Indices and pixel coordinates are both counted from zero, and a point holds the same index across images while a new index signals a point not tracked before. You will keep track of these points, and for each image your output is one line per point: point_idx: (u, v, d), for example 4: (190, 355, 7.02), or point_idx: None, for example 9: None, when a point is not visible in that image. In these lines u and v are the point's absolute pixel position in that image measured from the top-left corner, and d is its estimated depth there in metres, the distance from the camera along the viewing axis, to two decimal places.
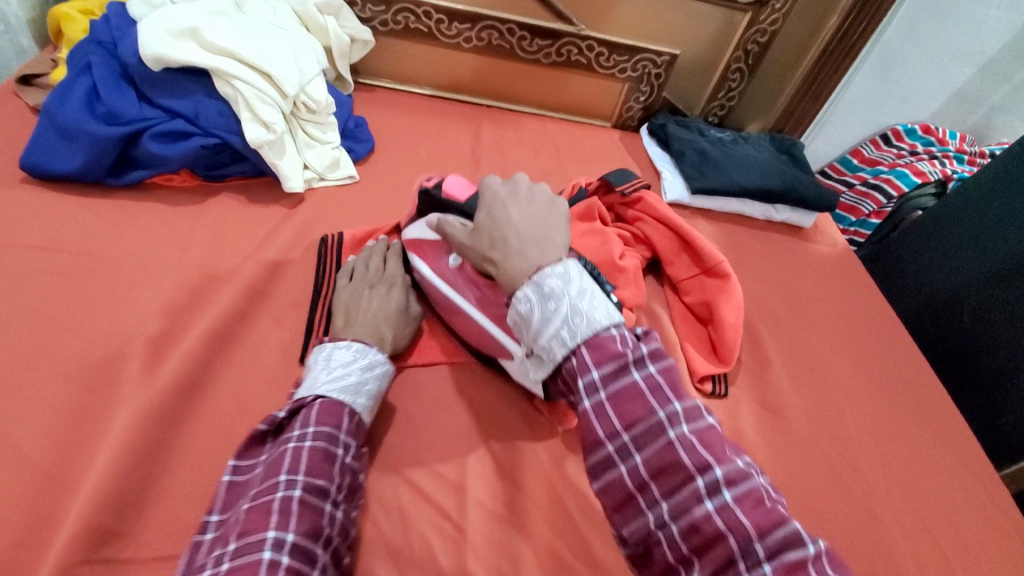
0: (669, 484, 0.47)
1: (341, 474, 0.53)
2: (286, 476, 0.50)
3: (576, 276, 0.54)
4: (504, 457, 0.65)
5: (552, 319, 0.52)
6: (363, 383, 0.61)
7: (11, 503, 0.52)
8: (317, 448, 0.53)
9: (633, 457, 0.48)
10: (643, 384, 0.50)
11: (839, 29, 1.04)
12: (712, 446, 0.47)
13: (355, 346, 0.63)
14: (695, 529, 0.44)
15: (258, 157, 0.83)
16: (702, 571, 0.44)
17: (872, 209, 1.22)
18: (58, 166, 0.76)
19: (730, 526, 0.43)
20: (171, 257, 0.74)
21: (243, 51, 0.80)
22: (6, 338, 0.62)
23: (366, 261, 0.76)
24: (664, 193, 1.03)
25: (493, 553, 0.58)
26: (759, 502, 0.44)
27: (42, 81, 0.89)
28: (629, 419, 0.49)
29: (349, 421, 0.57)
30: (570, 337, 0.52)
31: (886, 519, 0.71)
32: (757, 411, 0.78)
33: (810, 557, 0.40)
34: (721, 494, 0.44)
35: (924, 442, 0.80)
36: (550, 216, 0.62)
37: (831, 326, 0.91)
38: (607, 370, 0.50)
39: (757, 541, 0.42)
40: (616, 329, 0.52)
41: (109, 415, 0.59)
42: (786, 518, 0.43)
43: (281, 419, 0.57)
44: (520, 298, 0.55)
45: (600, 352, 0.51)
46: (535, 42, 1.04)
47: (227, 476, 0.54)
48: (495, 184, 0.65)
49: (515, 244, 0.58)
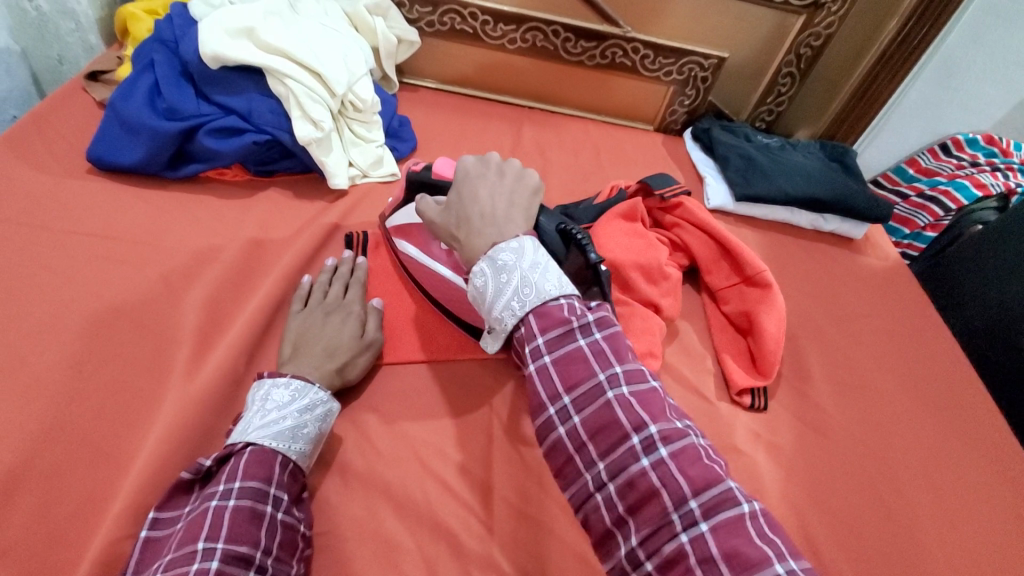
0: (606, 442, 0.47)
1: (270, 535, 0.50)
2: (203, 544, 0.46)
3: (530, 251, 0.54)
4: (532, 461, 0.65)
5: (503, 289, 0.53)
6: (301, 427, 0.57)
7: (69, 476, 0.55)
8: (242, 508, 0.49)
9: (572, 418, 0.49)
10: (587, 349, 0.50)
11: (899, 33, 0.99)
12: (650, 405, 0.48)
13: (294, 384, 0.59)
14: (631, 487, 0.45)
15: (305, 154, 0.85)
16: (639, 530, 0.44)
17: (928, 222, 1.15)
18: (121, 159, 0.80)
19: (665, 482, 0.44)
20: (220, 248, 0.77)
21: (296, 51, 0.82)
22: (69, 319, 0.66)
23: (325, 286, 0.73)
24: (706, 198, 1.01)
25: (518, 557, 0.58)
26: (695, 459, 0.45)
27: (108, 77, 0.93)
28: (571, 381, 0.49)
29: (281, 472, 0.54)
30: (519, 307, 0.52)
31: (935, 549, 0.68)
32: (797, 428, 0.76)
33: (743, 514, 0.42)
34: (657, 450, 0.46)
35: (980, 471, 0.76)
36: (519, 194, 0.61)
37: (879, 344, 0.87)
38: (553, 336, 0.51)
39: (691, 497, 0.43)
40: (565, 299, 0.53)
41: (157, 398, 0.62)
42: (721, 477, 0.44)
43: (208, 467, 0.54)
44: (476, 272, 0.55)
45: (547, 319, 0.52)
46: (580, 44, 1.04)
47: (145, 531, 0.51)
48: (466, 160, 0.63)
49: (480, 227, 0.57)
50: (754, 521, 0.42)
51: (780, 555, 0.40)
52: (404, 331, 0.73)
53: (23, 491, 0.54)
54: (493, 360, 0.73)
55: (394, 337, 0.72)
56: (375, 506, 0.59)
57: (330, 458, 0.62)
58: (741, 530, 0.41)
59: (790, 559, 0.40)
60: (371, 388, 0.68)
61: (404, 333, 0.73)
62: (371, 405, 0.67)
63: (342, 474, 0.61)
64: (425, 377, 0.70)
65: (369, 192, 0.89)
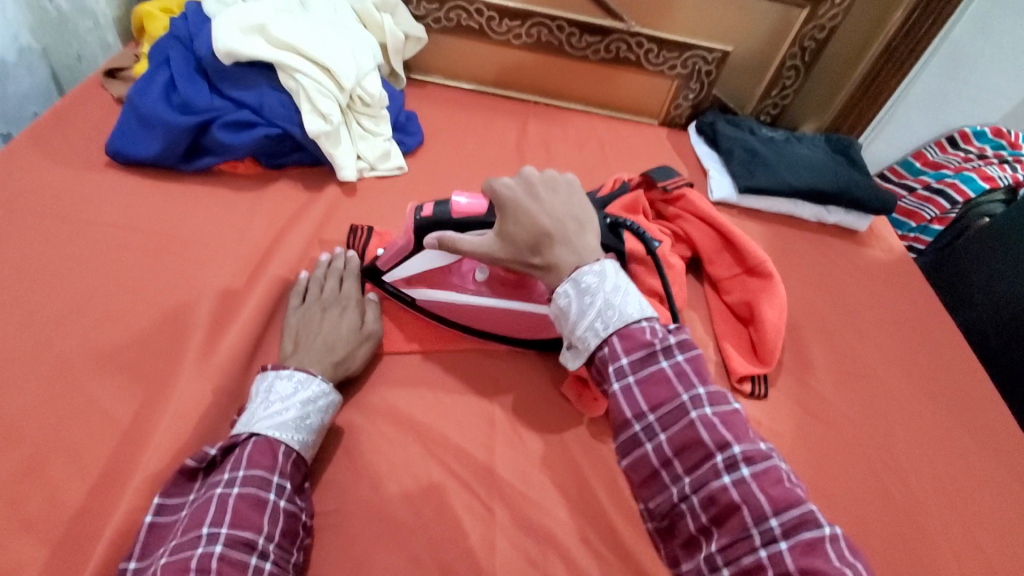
0: (691, 460, 0.49)
1: (273, 522, 0.52)
2: (208, 530, 0.49)
3: (612, 273, 0.56)
4: (532, 445, 0.66)
5: (587, 312, 0.55)
6: (303, 418, 0.58)
7: (89, 454, 0.58)
8: (245, 495, 0.51)
9: (658, 436, 0.50)
10: (670, 370, 0.52)
11: (904, 24, 0.99)
12: (734, 427, 0.49)
13: (297, 376, 0.60)
14: (713, 501, 0.47)
15: (315, 147, 0.87)
16: (719, 539, 0.46)
17: (934, 215, 1.14)
18: (138, 152, 0.83)
19: (746, 500, 0.46)
20: (233, 238, 0.79)
21: (306, 46, 0.84)
22: (89, 306, 0.69)
23: (321, 281, 0.73)
24: (710, 191, 1.01)
25: (520, 537, 0.59)
26: (778, 481, 0.46)
27: (125, 74, 0.96)
28: (654, 401, 0.51)
29: (285, 461, 0.55)
30: (603, 329, 0.54)
31: (935, 534, 0.68)
32: (798, 415, 0.76)
33: (824, 536, 0.43)
34: (740, 470, 0.47)
35: (980, 458, 0.77)
36: (574, 207, 0.63)
37: (882, 334, 0.88)
38: (636, 357, 0.52)
39: (771, 516, 0.45)
40: (647, 322, 0.54)
41: (170, 381, 0.64)
42: (803, 499, 0.45)
43: (213, 456, 0.56)
44: (560, 294, 0.57)
45: (631, 341, 0.53)
46: (584, 39, 1.05)
47: (150, 517, 0.52)
48: (509, 183, 0.62)
49: (559, 253, 0.59)
50: (834, 544, 0.43)
51: None
52: (410, 320, 0.75)
53: (47, 468, 0.56)
54: (493, 349, 0.74)
55: (398, 326, 0.74)
56: (381, 487, 0.61)
57: (333, 442, 0.64)
58: (820, 550, 0.43)
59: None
60: (378, 374, 0.70)
61: (411, 321, 0.75)
62: (375, 391, 0.68)
63: (348, 456, 0.63)
64: (431, 364, 0.72)
65: (375, 185, 0.91)
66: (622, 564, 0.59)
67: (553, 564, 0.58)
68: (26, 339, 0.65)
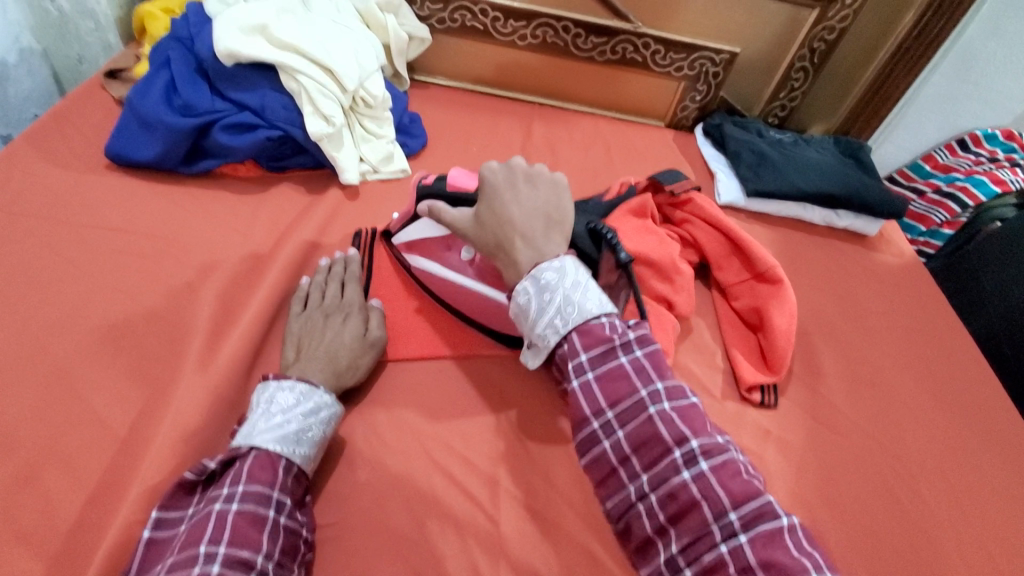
0: (649, 457, 0.51)
1: (273, 539, 0.50)
2: (205, 548, 0.47)
3: (572, 270, 0.57)
4: (537, 456, 0.65)
5: (546, 309, 0.56)
6: (305, 431, 0.57)
7: (86, 464, 0.57)
8: (244, 512, 0.50)
9: (616, 433, 0.52)
10: (628, 366, 0.54)
11: (915, 26, 0.98)
12: (691, 422, 0.51)
13: (299, 387, 0.59)
14: (671, 498, 0.49)
15: (317, 150, 0.86)
16: (679, 537, 0.48)
17: (945, 219, 1.12)
18: (138, 154, 0.82)
19: (705, 494, 0.47)
20: (234, 242, 0.78)
21: (309, 47, 0.83)
22: (88, 311, 0.67)
23: (323, 287, 0.72)
24: (717, 194, 1.00)
25: (524, 550, 0.58)
26: (735, 474, 0.48)
27: (126, 75, 0.95)
28: (614, 399, 0.53)
29: (285, 476, 0.54)
30: (562, 325, 0.55)
31: (950, 547, 0.67)
32: (808, 425, 0.75)
33: (781, 528, 0.45)
34: (698, 464, 0.49)
35: (995, 469, 0.75)
36: (552, 205, 0.63)
37: (893, 341, 0.86)
38: (596, 353, 0.54)
39: (730, 510, 0.46)
40: (606, 318, 0.56)
41: (169, 389, 0.63)
42: (760, 491, 0.47)
43: (212, 469, 0.54)
44: (519, 291, 0.57)
45: (589, 337, 0.55)
46: (590, 40, 1.04)
47: (147, 532, 0.51)
48: (495, 171, 0.63)
49: (520, 246, 0.59)
50: (792, 535, 0.45)
51: (818, 567, 0.42)
52: (413, 326, 0.74)
53: (44, 479, 0.55)
54: (498, 356, 0.73)
55: (401, 332, 0.73)
56: (382, 497, 0.60)
57: (334, 452, 0.62)
58: (779, 541, 0.44)
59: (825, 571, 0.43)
60: (381, 381, 0.69)
61: (414, 327, 0.74)
62: (377, 399, 0.67)
63: (349, 466, 0.62)
64: (435, 371, 0.71)
65: (378, 188, 0.90)
66: None
67: None
68: (24, 346, 0.64)
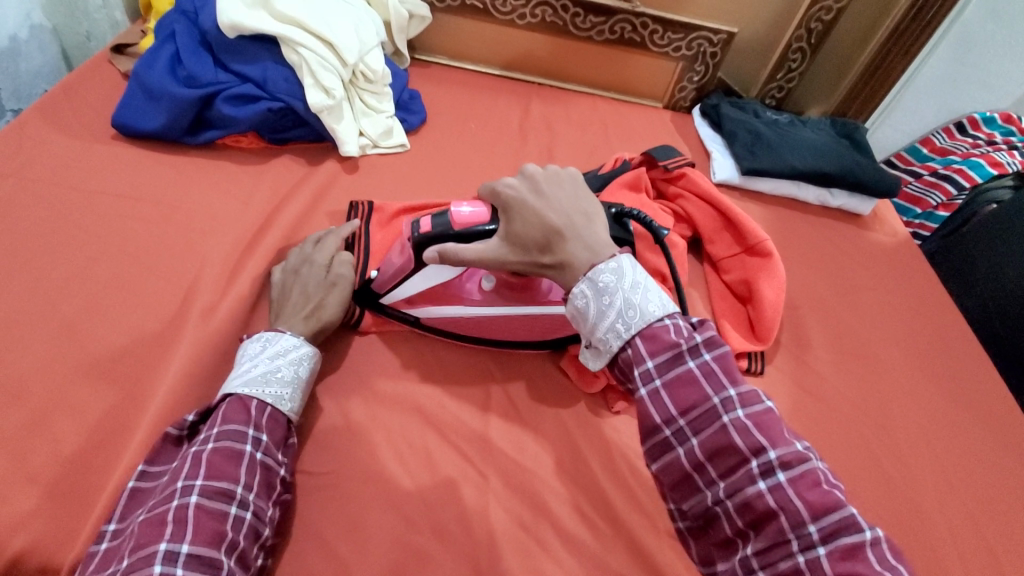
0: (724, 465, 0.46)
1: (250, 472, 0.51)
2: (183, 483, 0.49)
3: (629, 270, 0.53)
4: (527, 417, 0.67)
5: (606, 313, 0.52)
6: (274, 372, 0.58)
7: (92, 413, 0.59)
8: (220, 449, 0.51)
9: (689, 440, 0.48)
10: (698, 371, 0.48)
11: (912, 7, 0.99)
12: (769, 429, 0.46)
13: (266, 337, 0.61)
14: (748, 507, 0.45)
15: (318, 122, 0.88)
16: (755, 543, 0.45)
17: (941, 201, 1.13)
18: (144, 124, 0.84)
19: (782, 505, 0.43)
20: (236, 211, 0.80)
21: (309, 20, 0.85)
22: (95, 271, 0.70)
23: (295, 246, 0.73)
24: (712, 172, 1.01)
25: (513, 503, 0.60)
26: (815, 484, 0.44)
27: (132, 50, 0.97)
28: (684, 405, 0.48)
29: (259, 415, 0.55)
30: (625, 330, 0.51)
31: (927, 510, 0.69)
32: (795, 394, 0.76)
33: (865, 541, 0.41)
34: (776, 475, 0.44)
35: (979, 439, 0.76)
36: (581, 202, 0.60)
37: (882, 316, 0.87)
38: (662, 360, 0.49)
39: (810, 522, 0.43)
40: (671, 319, 0.51)
41: (171, 346, 0.65)
42: (843, 502, 0.43)
43: (191, 422, 0.56)
44: (576, 294, 0.54)
45: (655, 342, 0.50)
46: (588, 19, 1.05)
47: (132, 482, 0.53)
48: (511, 184, 0.62)
49: (570, 247, 0.56)
50: (875, 548, 0.41)
51: None
52: None
53: (53, 425, 0.58)
54: None
55: None
56: (377, 449, 0.62)
57: (328, 409, 0.64)
58: (860, 555, 0.41)
59: None
60: (380, 343, 0.71)
61: None
62: (372, 358, 0.69)
63: (346, 421, 0.63)
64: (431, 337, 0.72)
65: (377, 161, 0.91)
66: (614, 532, 0.60)
67: (547, 528, 0.59)
68: (35, 303, 0.66)
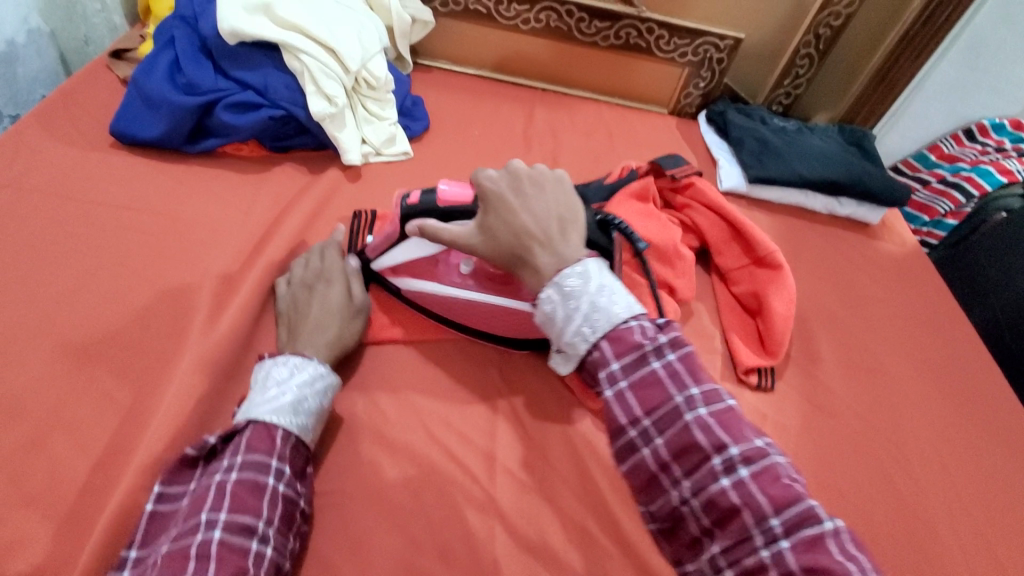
0: (688, 464, 0.44)
1: (272, 506, 0.51)
2: (207, 516, 0.48)
3: (596, 273, 0.51)
4: (532, 435, 0.65)
5: (573, 317, 0.50)
6: (302, 401, 0.56)
7: (90, 433, 0.58)
8: (244, 480, 0.50)
9: (653, 441, 0.45)
10: (662, 371, 0.46)
11: (923, 13, 0.98)
12: (731, 426, 0.44)
13: (292, 360, 0.59)
14: (713, 504, 0.43)
15: (320, 130, 0.87)
16: (720, 543, 0.43)
17: (949, 209, 1.11)
18: (143, 133, 0.82)
19: (746, 502, 0.41)
20: (237, 221, 0.78)
21: (311, 27, 0.83)
22: (93, 285, 0.68)
23: (303, 261, 0.72)
24: (719, 180, 0.99)
25: (520, 525, 0.59)
26: (778, 478, 0.42)
27: (131, 56, 0.96)
28: (648, 406, 0.46)
29: (283, 445, 0.54)
30: (591, 333, 0.49)
31: (941, 529, 0.67)
32: (805, 409, 0.75)
33: (829, 533, 0.40)
34: (739, 471, 0.43)
35: (991, 455, 0.75)
36: (562, 204, 0.58)
37: (892, 329, 0.86)
38: (627, 360, 0.47)
39: (774, 517, 0.41)
40: (636, 321, 0.49)
41: (171, 363, 0.63)
42: (804, 495, 0.41)
43: (212, 444, 0.55)
44: (543, 299, 0.52)
45: (620, 343, 0.48)
46: (593, 24, 1.03)
47: (151, 505, 0.52)
48: (493, 176, 0.60)
49: (539, 252, 0.55)
50: (839, 540, 0.39)
51: None
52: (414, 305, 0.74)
53: (51, 446, 0.56)
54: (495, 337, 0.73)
55: (398, 313, 0.73)
56: (380, 468, 0.61)
57: (330, 428, 0.63)
58: (825, 548, 0.39)
59: None
60: (383, 357, 0.70)
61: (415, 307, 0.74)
62: (375, 374, 0.68)
63: (349, 440, 0.62)
64: (435, 351, 0.71)
65: (380, 170, 0.90)
66: (623, 555, 0.58)
67: (554, 551, 0.58)
68: (32, 318, 0.65)
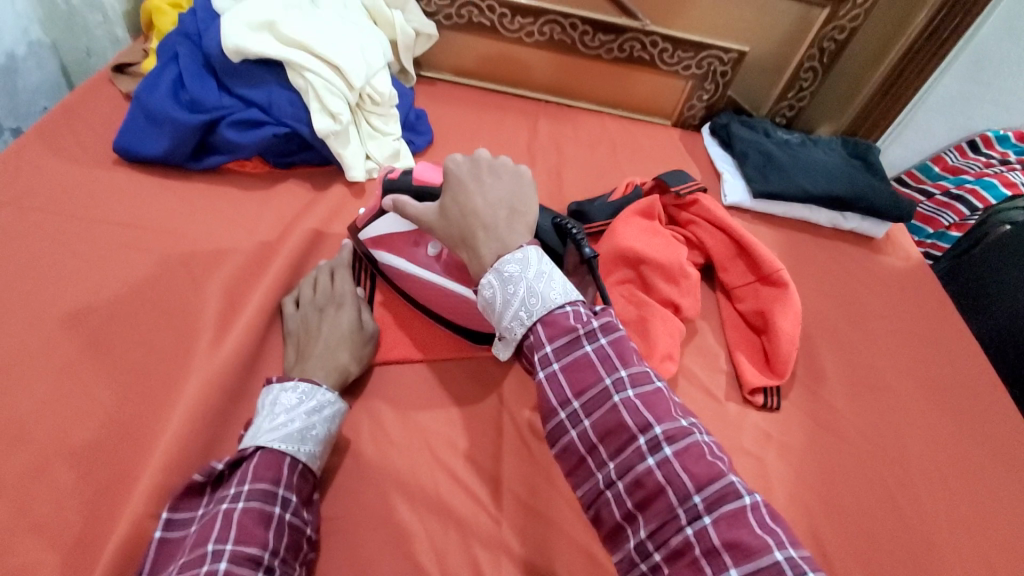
0: (615, 444, 0.47)
1: (278, 536, 0.50)
2: (213, 547, 0.47)
3: (535, 259, 0.53)
4: (538, 457, 0.65)
5: (511, 303, 0.52)
6: (309, 428, 0.56)
7: (94, 458, 0.57)
8: (251, 509, 0.50)
9: (582, 422, 0.48)
10: (594, 355, 0.49)
11: (927, 27, 0.98)
12: (655, 407, 0.47)
13: (302, 387, 0.58)
14: (639, 485, 0.45)
15: (324, 147, 0.87)
16: (646, 524, 0.44)
17: (953, 221, 1.10)
18: (147, 150, 0.82)
19: (670, 480, 0.44)
20: (240, 239, 0.78)
21: (316, 44, 0.83)
22: (97, 306, 0.68)
23: (312, 282, 0.72)
24: (723, 195, 0.99)
25: (525, 550, 0.59)
26: (700, 457, 0.44)
27: (134, 70, 0.96)
28: (579, 388, 0.49)
29: (290, 473, 0.54)
30: (527, 317, 0.51)
31: (946, 551, 0.67)
32: (810, 428, 0.75)
33: (746, 506, 0.42)
34: (662, 450, 0.45)
35: (996, 475, 0.75)
36: (517, 195, 0.59)
37: (896, 345, 0.86)
38: (560, 344, 0.50)
39: (695, 493, 0.43)
40: (571, 306, 0.52)
41: (175, 387, 0.63)
42: (725, 472, 0.44)
43: (220, 470, 0.55)
44: (484, 284, 0.53)
45: (554, 327, 0.51)
46: (597, 37, 1.03)
47: (159, 532, 0.52)
48: (457, 159, 0.60)
49: (483, 239, 0.55)
50: (755, 513, 0.41)
51: (781, 544, 0.39)
52: (419, 324, 0.74)
53: (55, 472, 0.56)
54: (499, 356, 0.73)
55: (403, 332, 0.73)
56: (385, 493, 0.60)
57: (335, 451, 0.63)
58: (742, 521, 0.41)
59: (790, 548, 0.40)
60: (387, 378, 0.69)
61: (419, 326, 0.74)
62: (380, 396, 0.68)
63: (354, 465, 0.62)
64: (440, 372, 0.71)
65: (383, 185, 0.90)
66: None
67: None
68: (36, 340, 0.64)
